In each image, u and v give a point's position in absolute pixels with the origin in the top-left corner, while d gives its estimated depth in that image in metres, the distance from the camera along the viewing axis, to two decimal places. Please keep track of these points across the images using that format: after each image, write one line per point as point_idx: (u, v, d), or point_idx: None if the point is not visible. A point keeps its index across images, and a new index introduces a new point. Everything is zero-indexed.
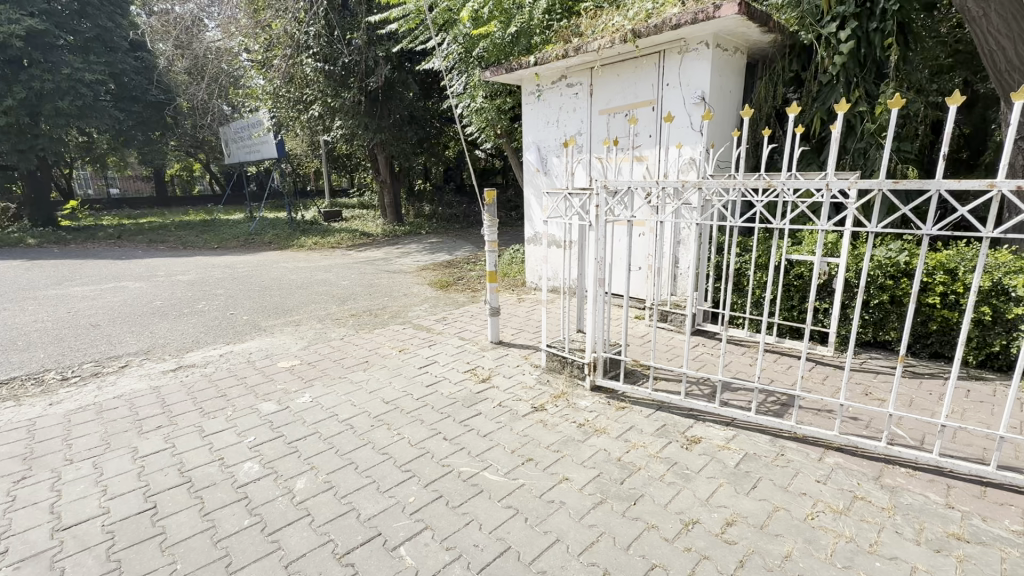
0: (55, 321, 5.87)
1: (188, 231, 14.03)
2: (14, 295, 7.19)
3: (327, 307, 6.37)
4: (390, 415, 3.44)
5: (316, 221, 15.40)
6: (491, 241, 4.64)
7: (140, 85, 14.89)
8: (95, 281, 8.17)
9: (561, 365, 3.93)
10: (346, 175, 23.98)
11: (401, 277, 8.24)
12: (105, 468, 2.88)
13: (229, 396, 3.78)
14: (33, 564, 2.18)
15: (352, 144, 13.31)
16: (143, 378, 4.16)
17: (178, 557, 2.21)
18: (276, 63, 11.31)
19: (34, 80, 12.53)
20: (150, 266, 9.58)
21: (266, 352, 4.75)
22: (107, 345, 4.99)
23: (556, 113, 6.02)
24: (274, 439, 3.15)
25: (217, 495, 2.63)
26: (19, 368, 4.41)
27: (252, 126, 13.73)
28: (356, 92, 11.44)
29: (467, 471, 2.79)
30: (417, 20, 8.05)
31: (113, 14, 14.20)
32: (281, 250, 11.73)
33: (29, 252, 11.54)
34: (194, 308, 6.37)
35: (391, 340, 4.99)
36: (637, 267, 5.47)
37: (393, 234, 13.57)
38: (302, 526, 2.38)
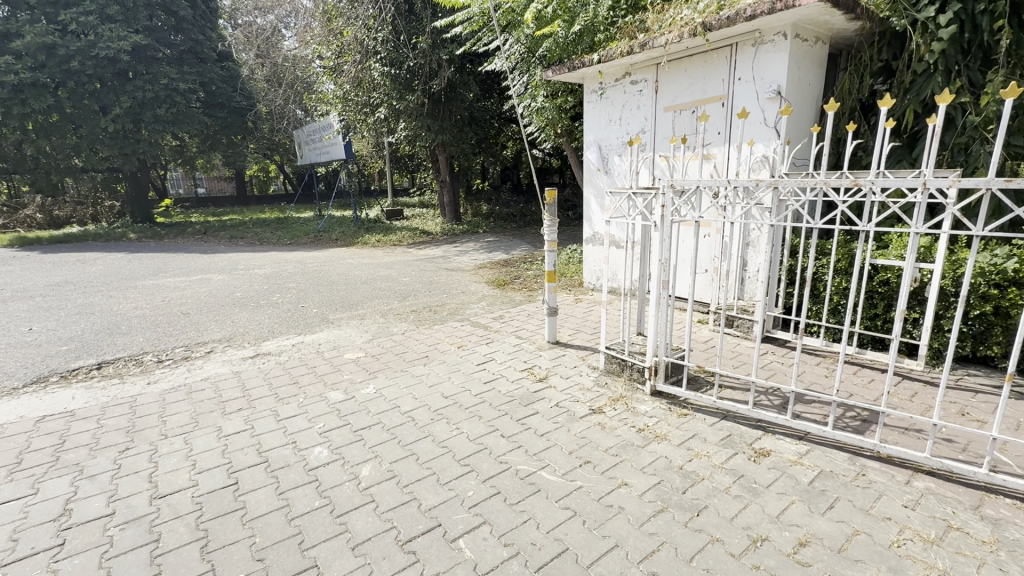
0: (153, 308, 6.49)
1: (264, 228, 15.06)
2: (118, 284, 8.03)
3: (389, 302, 6.62)
4: (449, 410, 3.52)
5: (379, 220, 16.00)
6: (550, 240, 4.62)
7: (226, 93, 16.16)
8: (185, 273, 8.96)
9: (620, 368, 3.87)
10: (407, 175, 24.77)
11: (459, 275, 8.41)
12: (195, 444, 3.15)
13: (301, 384, 4.03)
14: (135, 527, 2.42)
15: (414, 145, 13.77)
16: (226, 363, 4.52)
17: (257, 531, 2.38)
18: (346, 68, 11.84)
19: (137, 90, 13.97)
20: (232, 260, 10.39)
21: (333, 343, 5.01)
22: (194, 332, 5.46)
23: (618, 111, 5.91)
24: (341, 427, 3.32)
25: (290, 476, 2.80)
26: (123, 350, 4.92)
27: (323, 130, 14.52)
28: (420, 94, 11.81)
29: (524, 469, 2.80)
30: (481, 22, 8.17)
31: (204, 28, 15.51)
32: (346, 247, 12.32)
33: (132, 245, 12.85)
34: (269, 300, 6.82)
35: (450, 336, 5.11)
36: (702, 269, 5.27)
37: (451, 233, 13.86)
38: (367, 511, 2.49)
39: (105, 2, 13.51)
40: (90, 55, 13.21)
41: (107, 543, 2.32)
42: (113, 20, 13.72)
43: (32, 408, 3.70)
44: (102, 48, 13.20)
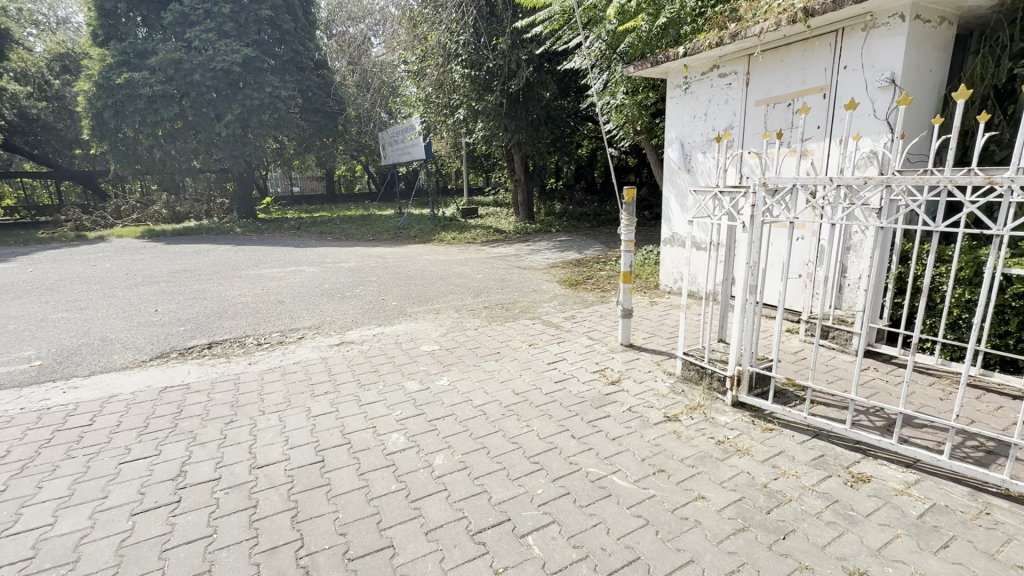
0: (254, 296, 7.15)
1: (350, 225, 16.01)
2: (227, 273, 8.93)
3: (463, 298, 6.79)
4: (520, 406, 3.55)
5: (455, 218, 16.46)
6: (627, 241, 4.50)
7: (321, 98, 17.48)
8: (282, 265, 9.76)
9: (699, 376, 3.69)
10: (483, 174, 25.25)
11: (531, 273, 8.46)
12: (288, 422, 3.44)
13: (380, 372, 4.25)
14: (237, 492, 2.68)
15: (491, 145, 14.00)
16: (316, 349, 4.88)
17: (340, 507, 2.54)
18: (429, 72, 12.29)
19: (247, 98, 15.46)
20: (322, 254, 11.16)
21: (411, 335, 5.23)
22: (289, 319, 5.93)
23: (704, 106, 5.64)
24: (417, 416, 3.46)
25: (370, 459, 2.96)
26: (229, 332, 5.46)
27: (405, 131, 15.14)
28: (499, 95, 12.05)
29: (595, 472, 2.76)
30: (562, 21, 8.14)
31: (303, 39, 16.86)
32: (424, 244, 12.80)
33: (238, 239, 14.20)
34: (353, 292, 7.25)
35: (521, 334, 5.15)
36: (795, 275, 4.89)
37: (524, 232, 13.94)
38: (440, 499, 2.58)
39: (223, 19, 15.04)
40: (209, 68, 14.79)
41: (214, 504, 2.59)
42: (228, 35, 15.20)
43: (157, 380, 4.22)
44: (218, 61, 14.73)
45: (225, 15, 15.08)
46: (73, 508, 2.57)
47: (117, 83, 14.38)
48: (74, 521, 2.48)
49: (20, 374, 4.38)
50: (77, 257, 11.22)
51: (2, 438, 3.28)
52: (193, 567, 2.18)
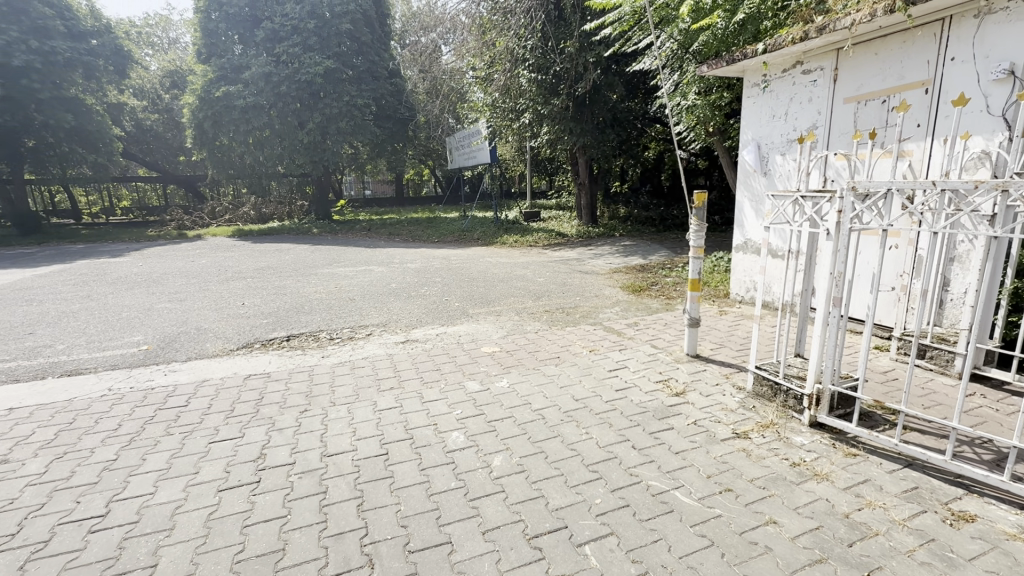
0: (328, 293, 7.59)
1: (416, 227, 16.60)
2: (304, 271, 9.55)
3: (524, 301, 6.82)
4: (579, 413, 3.51)
5: (518, 221, 16.61)
6: (696, 247, 4.32)
7: (394, 105, 18.35)
8: (353, 264, 10.30)
9: (772, 392, 3.47)
10: (547, 177, 25.29)
11: (593, 278, 8.34)
12: (356, 414, 3.61)
13: (442, 371, 4.36)
14: (309, 478, 2.85)
15: (555, 148, 13.99)
16: (383, 346, 5.09)
17: (402, 500, 2.63)
18: (496, 78, 12.48)
19: (326, 107, 16.46)
20: (390, 255, 11.65)
21: (472, 336, 5.33)
22: (358, 316, 6.23)
23: (785, 105, 5.31)
24: (477, 416, 3.51)
25: (431, 455, 3.04)
26: (305, 327, 5.82)
27: (471, 136, 15.45)
28: (565, 98, 12.06)
29: (656, 486, 2.67)
30: (632, 22, 7.97)
31: (379, 50, 17.71)
32: (487, 247, 13.02)
33: (315, 239, 15.15)
34: (419, 292, 7.51)
35: (582, 339, 5.08)
36: (885, 287, 4.48)
37: (587, 236, 13.80)
38: (498, 500, 2.60)
39: (308, 34, 16.13)
40: (295, 80, 15.92)
41: (289, 487, 2.77)
42: (312, 48, 16.28)
43: (242, 368, 4.59)
44: (303, 73, 15.81)
45: (310, 30, 16.17)
46: (170, 480, 2.85)
47: (216, 96, 15.89)
48: (170, 492, 2.75)
49: (130, 357, 4.93)
50: (179, 253, 12.46)
51: (115, 413, 3.71)
52: (268, 545, 2.34)
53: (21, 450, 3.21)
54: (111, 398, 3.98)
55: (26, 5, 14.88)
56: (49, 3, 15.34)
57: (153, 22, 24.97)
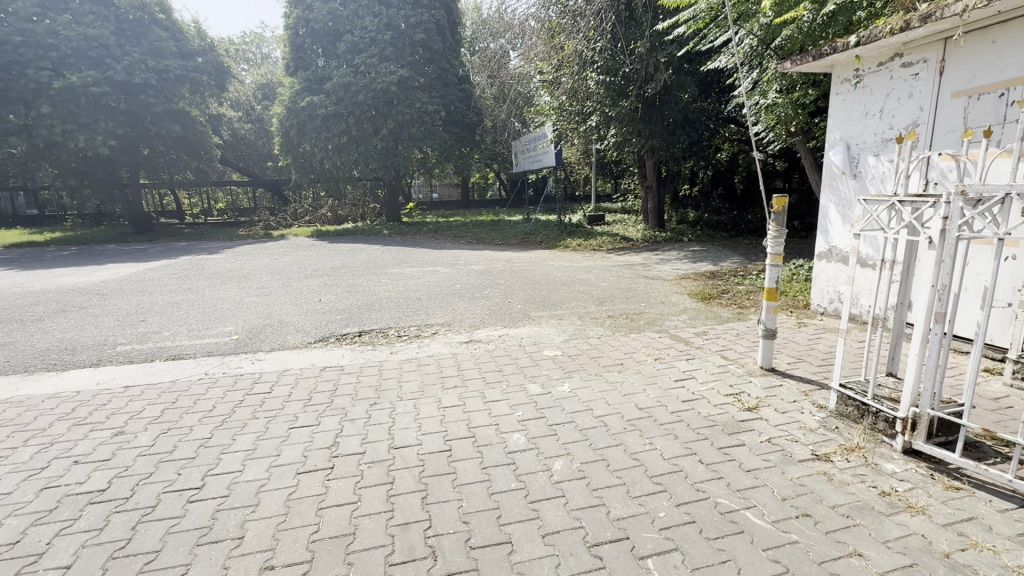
0: (397, 291, 7.93)
1: (481, 230, 16.90)
2: (376, 270, 10.02)
3: (587, 305, 6.75)
4: (643, 422, 3.42)
5: (581, 224, 16.48)
6: (774, 254, 4.07)
7: (462, 110, 18.79)
8: (420, 264, 10.66)
9: (859, 413, 3.20)
10: (612, 180, 24.90)
11: (659, 284, 8.10)
12: (422, 409, 3.75)
13: (505, 372, 4.41)
14: (377, 468, 2.99)
15: (622, 151, 13.72)
16: (447, 345, 5.23)
17: (463, 496, 2.70)
18: (563, 81, 12.46)
19: (399, 114, 17.16)
20: (455, 256, 11.95)
21: (534, 339, 5.35)
22: (424, 315, 6.44)
23: (880, 102, 4.88)
24: (538, 419, 3.52)
25: (493, 455, 3.09)
26: (375, 323, 6.11)
27: (537, 139, 15.52)
28: (634, 99, 11.80)
29: (725, 503, 2.55)
30: (708, 19, 7.66)
31: (450, 57, 18.28)
32: (550, 250, 13.01)
33: (386, 241, 15.84)
34: (483, 293, 7.64)
35: (647, 347, 4.95)
36: (999, 303, 3.99)
37: (652, 241, 13.42)
38: (557, 505, 2.59)
39: (384, 45, 16.93)
40: (372, 89, 16.76)
41: (359, 475, 2.92)
42: (388, 57, 17.06)
43: (319, 360, 4.90)
44: (379, 82, 16.63)
45: (387, 41, 16.95)
46: (255, 460, 3.10)
47: (302, 106, 17.12)
48: (256, 471, 2.99)
49: (223, 345, 5.41)
50: (265, 251, 13.51)
51: (210, 395, 4.09)
52: (340, 528, 2.48)
53: (134, 423, 3.62)
54: (207, 381, 4.40)
55: (147, 30, 16.81)
56: (165, 26, 17.24)
57: (249, 40, 27.26)
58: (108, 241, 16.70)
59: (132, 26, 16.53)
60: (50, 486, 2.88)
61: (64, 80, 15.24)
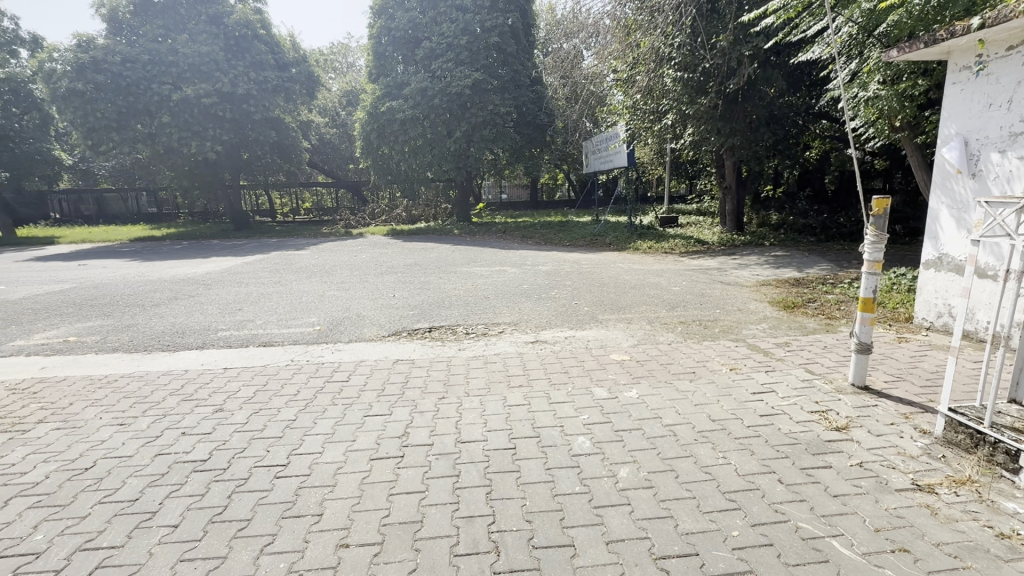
0: (466, 290, 8.12)
1: (550, 230, 16.89)
2: (445, 269, 10.33)
3: (657, 310, 6.54)
4: (716, 434, 3.26)
5: (653, 226, 15.98)
6: (872, 261, 3.71)
7: (534, 112, 18.88)
8: (489, 264, 10.85)
9: (972, 442, 2.85)
10: (687, 181, 23.91)
11: (736, 290, 7.67)
12: (487, 406, 3.82)
13: (570, 374, 4.38)
14: (444, 460, 3.08)
15: (700, 150, 13.15)
16: (514, 344, 5.29)
17: (527, 495, 2.71)
18: (638, 79, 12.13)
19: (472, 116, 17.59)
20: (523, 256, 12.02)
21: (601, 342, 5.26)
22: (492, 314, 6.55)
23: (1008, 92, 4.30)
24: (604, 423, 3.45)
25: (557, 456, 3.08)
26: (445, 320, 6.30)
27: (610, 139, 15.20)
28: (714, 96, 11.33)
29: (807, 529, 2.36)
30: (801, 7, 7.15)
31: (523, 59, 18.46)
32: (619, 252, 12.72)
33: (456, 240, 16.25)
34: (550, 294, 7.63)
35: (721, 356, 4.70)
36: None
37: (730, 244, 12.72)
38: (623, 513, 2.54)
39: (460, 50, 17.41)
40: (447, 93, 17.34)
41: (427, 466, 3.03)
42: (463, 62, 17.51)
43: (392, 353, 5.14)
44: (454, 86, 17.17)
45: (463, 46, 17.43)
46: (333, 444, 3.32)
47: (383, 111, 18.07)
48: (334, 454, 3.19)
49: (308, 335, 5.83)
50: (345, 249, 14.37)
51: (296, 380, 4.44)
52: (409, 515, 2.58)
53: (231, 402, 4.00)
54: (293, 367, 4.77)
55: (250, 45, 18.48)
56: (265, 41, 18.92)
57: (337, 50, 29.19)
58: (213, 237, 18.55)
59: (238, 41, 18.26)
60: (163, 452, 3.26)
61: (182, 93, 17.12)
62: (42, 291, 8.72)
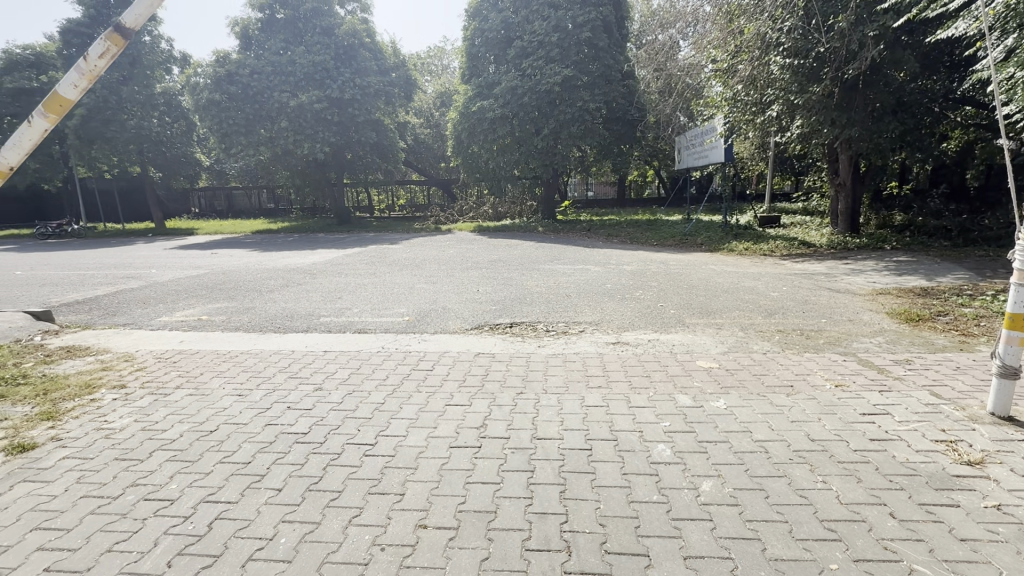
0: (548, 287, 8.11)
1: (636, 229, 16.36)
2: (529, 265, 10.43)
3: (751, 316, 6.09)
4: (815, 455, 2.98)
5: (751, 226, 14.88)
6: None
7: (624, 107, 18.34)
8: (572, 262, 10.76)
9: None
10: (793, 177, 21.96)
11: (847, 298, 6.92)
12: (565, 404, 3.80)
13: (653, 379, 4.22)
14: (519, 455, 3.12)
15: (810, 144, 12.06)
16: (593, 344, 5.21)
17: (602, 498, 2.66)
18: (739, 69, 11.27)
19: (561, 114, 17.51)
20: (607, 255, 11.76)
21: (687, 347, 5.01)
22: (573, 312, 6.50)
23: None
24: (687, 432, 3.29)
25: (635, 462, 2.99)
26: (526, 316, 6.36)
27: (705, 134, 14.26)
28: (828, 83, 10.23)
29: (923, 573, 2.08)
30: None
31: (615, 53, 17.93)
32: (710, 253, 12.05)
33: (540, 237, 16.31)
34: (634, 295, 7.41)
35: (825, 370, 4.27)
36: None
37: (840, 247, 11.51)
38: (703, 528, 2.41)
39: (551, 47, 17.37)
40: (536, 91, 17.41)
41: (503, 458, 3.09)
42: (553, 59, 17.47)
43: (474, 346, 5.29)
44: (543, 83, 17.22)
45: (554, 44, 17.37)
46: (416, 429, 3.50)
47: (473, 110, 18.61)
48: (417, 438, 3.37)
49: (397, 324, 6.19)
50: (434, 244, 15.01)
51: (386, 366, 4.74)
52: (484, 504, 2.66)
53: (329, 382, 4.38)
54: (383, 354, 5.10)
55: (356, 53, 19.95)
56: (370, 49, 20.29)
57: (433, 54, 30.59)
58: (319, 230, 20.33)
59: (346, 50, 19.83)
60: (272, 423, 3.65)
61: (298, 100, 18.91)
62: (184, 275, 10.11)
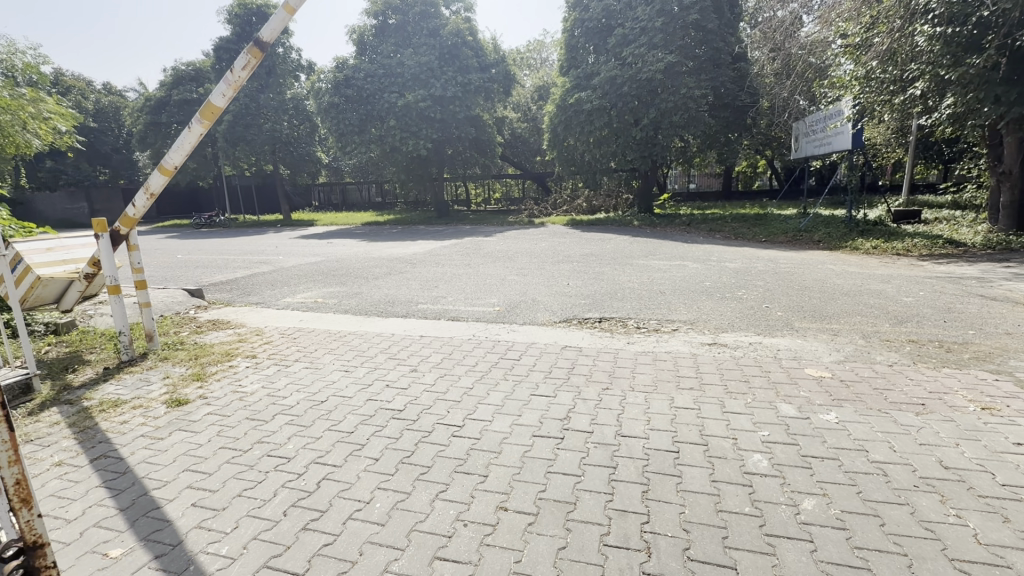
0: (640, 283, 7.86)
1: (742, 224, 15.21)
2: (622, 260, 10.19)
3: (876, 323, 5.39)
4: (949, 485, 2.58)
5: (882, 221, 13.14)
6: None
7: (733, 93, 17.03)
8: (668, 257, 10.32)
9: None
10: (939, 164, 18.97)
11: (1005, 307, 5.86)
12: (652, 403, 3.68)
13: (752, 384, 3.92)
14: (601, 450, 3.09)
15: (964, 128, 10.19)
16: (687, 344, 4.97)
17: (687, 503, 2.55)
18: (875, 42, 10.22)
19: (663, 102, 16.69)
20: (708, 251, 11.11)
21: (795, 353, 4.58)
22: (667, 310, 6.24)
23: None
24: (789, 444, 3.03)
25: (726, 470, 2.82)
26: (617, 312, 6.23)
27: (829, 118, 12.99)
28: (992, 53, 8.62)
29: None
30: None
31: (725, 34, 16.77)
32: (830, 251, 10.85)
33: (636, 231, 15.83)
34: (736, 294, 6.93)
35: (969, 390, 3.66)
36: None
37: (1000, 248, 9.75)
38: (801, 548, 2.21)
39: (654, 33, 16.55)
40: (638, 78, 16.76)
41: (585, 452, 3.07)
42: (656, 45, 16.65)
43: (561, 339, 5.30)
44: (645, 71, 16.48)
45: (658, 29, 16.51)
46: (502, 415, 3.61)
47: (570, 103, 18.50)
48: (502, 424, 3.47)
49: (488, 314, 6.39)
50: (528, 237, 15.23)
51: (475, 353, 4.93)
52: (564, 495, 2.68)
53: (424, 365, 4.66)
54: (474, 341, 5.31)
55: (459, 52, 20.70)
56: (472, 46, 20.92)
57: (533, 47, 30.77)
58: (421, 223, 21.55)
59: (450, 50, 20.65)
60: (371, 398, 3.98)
61: (405, 100, 20.02)
62: (305, 261, 11.31)
